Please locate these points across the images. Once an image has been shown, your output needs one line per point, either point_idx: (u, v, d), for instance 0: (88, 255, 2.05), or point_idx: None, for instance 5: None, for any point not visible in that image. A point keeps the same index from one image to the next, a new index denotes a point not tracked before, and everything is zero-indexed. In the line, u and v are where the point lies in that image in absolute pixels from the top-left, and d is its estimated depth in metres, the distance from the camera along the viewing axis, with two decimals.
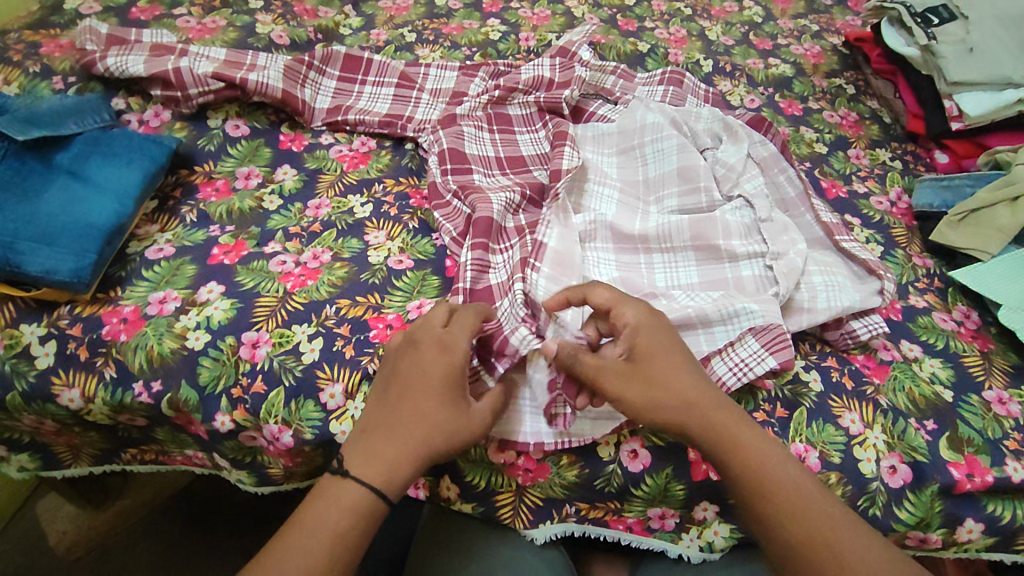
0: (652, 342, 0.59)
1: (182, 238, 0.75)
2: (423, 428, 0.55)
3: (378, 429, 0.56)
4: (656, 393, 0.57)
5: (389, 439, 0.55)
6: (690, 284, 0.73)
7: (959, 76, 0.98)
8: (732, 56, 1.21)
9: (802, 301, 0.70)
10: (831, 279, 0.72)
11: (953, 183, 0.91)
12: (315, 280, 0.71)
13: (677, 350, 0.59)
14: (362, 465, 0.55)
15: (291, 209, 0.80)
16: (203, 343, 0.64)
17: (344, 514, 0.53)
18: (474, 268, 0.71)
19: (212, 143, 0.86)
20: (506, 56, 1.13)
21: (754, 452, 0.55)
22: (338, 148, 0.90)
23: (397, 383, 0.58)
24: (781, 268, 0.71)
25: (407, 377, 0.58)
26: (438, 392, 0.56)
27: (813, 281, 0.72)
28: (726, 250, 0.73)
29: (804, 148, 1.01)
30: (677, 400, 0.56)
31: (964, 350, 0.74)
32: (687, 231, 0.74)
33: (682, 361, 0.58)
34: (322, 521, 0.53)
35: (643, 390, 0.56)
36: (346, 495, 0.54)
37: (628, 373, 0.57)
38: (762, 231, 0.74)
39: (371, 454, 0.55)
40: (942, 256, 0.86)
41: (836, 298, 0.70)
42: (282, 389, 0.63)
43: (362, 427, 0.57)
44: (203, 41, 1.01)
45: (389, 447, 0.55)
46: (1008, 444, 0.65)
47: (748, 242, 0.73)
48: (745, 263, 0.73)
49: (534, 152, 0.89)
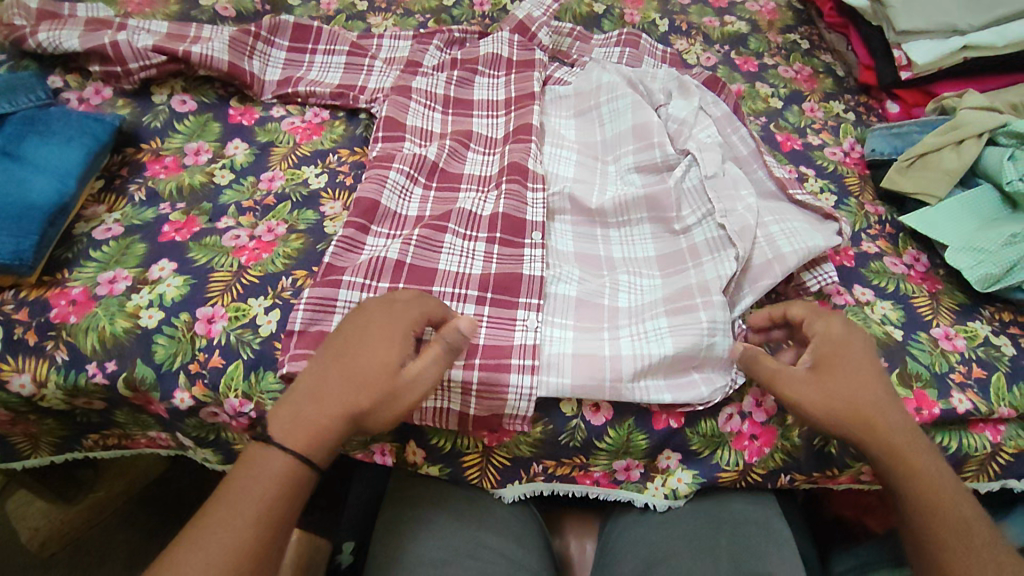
0: (831, 359, 0.59)
1: (131, 217, 0.73)
2: (350, 396, 0.54)
3: (310, 394, 0.54)
4: (832, 397, 0.58)
5: (320, 406, 0.54)
6: (646, 257, 0.73)
7: (907, 27, 0.98)
8: (688, 14, 1.21)
9: (764, 261, 0.69)
10: (786, 225, 0.71)
11: (901, 129, 0.92)
12: (270, 253, 0.70)
13: (864, 371, 0.59)
14: (290, 431, 0.53)
15: (244, 183, 0.79)
16: (157, 321, 0.63)
17: (269, 487, 0.51)
18: (342, 245, 0.69)
19: (158, 119, 0.84)
20: (460, 21, 1.12)
21: (921, 482, 0.55)
22: (290, 121, 0.88)
23: (342, 340, 0.56)
24: (730, 227, 0.70)
25: (355, 341, 0.56)
26: (383, 355, 0.55)
27: (769, 231, 0.71)
28: (677, 222, 0.74)
29: (759, 104, 1.02)
30: (849, 411, 0.57)
31: (913, 291, 0.76)
32: (643, 204, 0.75)
33: (868, 379, 0.59)
34: (248, 488, 0.51)
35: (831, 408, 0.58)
36: (268, 469, 0.52)
37: (809, 380, 0.59)
38: (706, 190, 0.73)
39: (301, 420, 0.53)
40: (893, 203, 0.88)
41: (798, 242, 0.69)
42: (241, 362, 0.62)
43: (301, 389, 0.55)
44: (143, 14, 0.97)
45: (314, 414, 0.53)
46: (954, 377, 0.67)
47: (695, 209, 0.73)
48: (698, 229, 0.73)
49: (486, 134, 0.88)
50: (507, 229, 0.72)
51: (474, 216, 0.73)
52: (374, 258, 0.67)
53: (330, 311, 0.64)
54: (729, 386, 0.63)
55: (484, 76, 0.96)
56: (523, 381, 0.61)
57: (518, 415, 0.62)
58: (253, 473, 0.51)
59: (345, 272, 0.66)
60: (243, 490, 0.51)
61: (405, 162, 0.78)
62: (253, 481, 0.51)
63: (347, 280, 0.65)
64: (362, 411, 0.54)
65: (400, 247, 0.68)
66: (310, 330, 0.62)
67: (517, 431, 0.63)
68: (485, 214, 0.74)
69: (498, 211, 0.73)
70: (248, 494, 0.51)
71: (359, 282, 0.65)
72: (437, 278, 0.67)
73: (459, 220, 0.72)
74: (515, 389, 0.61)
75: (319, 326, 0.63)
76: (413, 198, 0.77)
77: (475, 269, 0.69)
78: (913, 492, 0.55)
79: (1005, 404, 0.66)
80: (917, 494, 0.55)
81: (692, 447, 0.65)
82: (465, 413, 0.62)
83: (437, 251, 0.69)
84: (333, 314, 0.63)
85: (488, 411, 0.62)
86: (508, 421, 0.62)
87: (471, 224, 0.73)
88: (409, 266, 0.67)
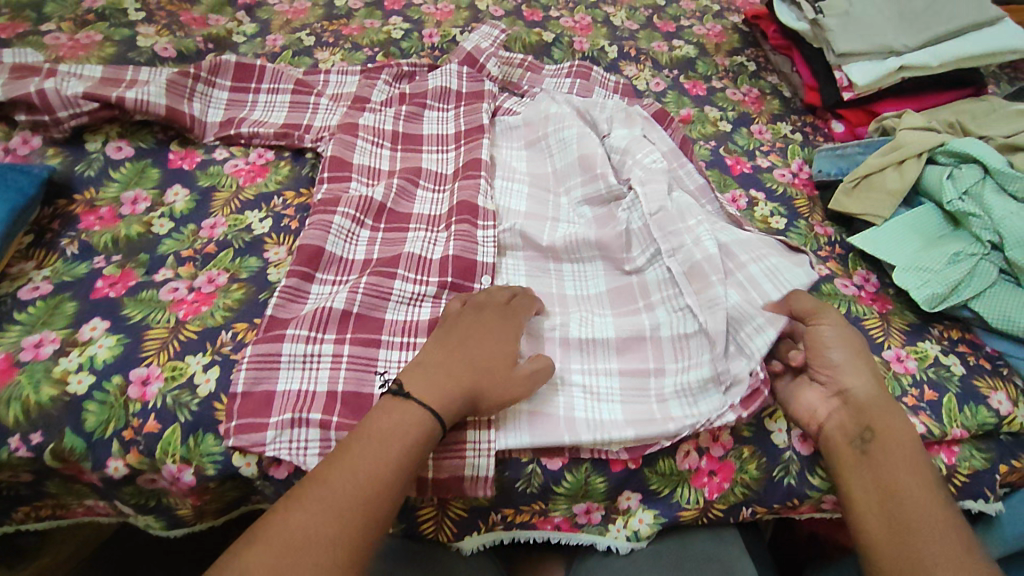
0: (861, 344, 0.64)
1: (62, 274, 0.70)
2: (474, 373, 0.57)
3: (435, 366, 0.57)
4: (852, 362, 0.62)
5: (450, 375, 0.56)
6: (598, 294, 0.73)
7: (845, 48, 1.01)
8: (636, 40, 1.22)
9: (739, 307, 0.65)
10: (765, 263, 0.69)
11: (845, 149, 0.93)
12: (210, 306, 0.68)
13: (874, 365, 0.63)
14: (423, 389, 0.55)
15: (184, 231, 0.76)
16: (87, 386, 0.60)
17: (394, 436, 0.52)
18: (285, 296, 0.67)
19: (92, 167, 0.81)
20: (409, 54, 1.11)
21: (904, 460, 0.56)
22: (234, 163, 0.86)
23: (459, 329, 0.60)
24: (679, 268, 0.69)
25: (472, 330, 0.60)
26: (500, 345, 0.60)
27: (749, 271, 0.68)
28: (627, 263, 0.74)
29: (708, 127, 1.04)
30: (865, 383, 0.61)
31: (864, 313, 0.76)
32: (593, 243, 0.74)
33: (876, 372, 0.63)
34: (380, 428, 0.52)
35: (844, 374, 0.62)
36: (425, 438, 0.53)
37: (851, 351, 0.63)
38: (652, 229, 0.72)
39: (433, 384, 0.55)
40: (841, 223, 0.89)
41: (780, 281, 0.68)
42: (178, 426, 0.59)
43: (425, 363, 0.57)
44: (76, 58, 0.94)
45: (448, 383, 0.56)
46: (907, 401, 0.67)
47: (645, 249, 0.73)
48: (650, 270, 0.72)
49: (436, 171, 0.87)
50: (457, 273, 0.70)
51: (424, 260, 0.72)
52: (319, 308, 0.65)
53: (274, 367, 0.61)
54: (704, 421, 0.62)
55: (434, 110, 0.96)
56: (480, 437, 0.60)
57: (479, 476, 0.59)
58: (390, 410, 0.54)
59: (288, 325, 0.64)
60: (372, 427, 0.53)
61: (350, 205, 0.76)
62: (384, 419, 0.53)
63: (289, 334, 0.63)
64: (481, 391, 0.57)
65: (347, 295, 0.66)
66: (256, 391, 0.60)
67: (479, 494, 0.60)
68: (435, 257, 0.72)
69: (448, 253, 0.71)
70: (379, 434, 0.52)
71: (304, 335, 0.63)
72: (385, 327, 0.66)
73: (408, 265, 0.71)
74: (472, 446, 0.59)
75: (266, 385, 0.60)
76: (359, 241, 0.75)
77: (423, 314, 0.68)
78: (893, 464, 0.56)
79: (957, 425, 0.66)
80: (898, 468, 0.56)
81: (651, 486, 0.63)
82: (425, 479, 0.59)
83: (385, 299, 0.67)
84: (279, 369, 0.61)
85: (448, 473, 0.59)
86: (470, 484, 0.60)
87: (422, 269, 0.71)
88: (356, 315, 0.65)
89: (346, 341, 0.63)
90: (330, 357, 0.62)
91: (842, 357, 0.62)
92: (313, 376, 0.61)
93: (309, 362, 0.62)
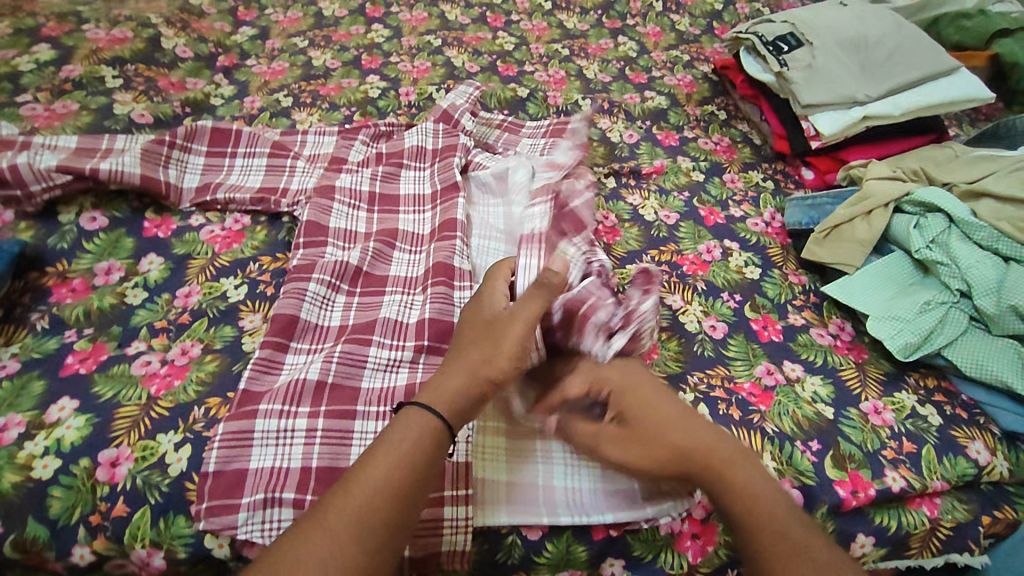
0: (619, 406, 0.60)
1: (31, 350, 0.69)
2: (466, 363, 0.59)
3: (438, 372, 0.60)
4: (625, 441, 0.59)
5: (449, 373, 0.58)
6: None
7: (811, 100, 1.04)
8: (609, 92, 1.25)
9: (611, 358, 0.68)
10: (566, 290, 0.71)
11: (815, 200, 0.95)
12: (182, 380, 0.67)
13: (659, 396, 0.60)
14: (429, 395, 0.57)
15: (158, 301, 0.76)
16: (52, 471, 0.58)
17: (416, 442, 0.53)
18: (259, 367, 0.67)
19: (65, 239, 0.80)
20: (386, 112, 1.13)
21: (744, 496, 0.53)
22: (210, 229, 0.86)
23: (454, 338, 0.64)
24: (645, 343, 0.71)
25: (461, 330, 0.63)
26: (483, 326, 0.62)
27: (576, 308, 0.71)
28: None
29: (681, 178, 1.05)
30: (665, 449, 0.57)
31: (841, 363, 0.77)
32: None
33: (665, 407, 0.59)
34: (394, 440, 0.53)
35: (638, 458, 0.58)
36: (426, 433, 0.54)
37: (624, 433, 0.59)
38: None
39: (435, 387, 0.58)
40: (814, 272, 0.90)
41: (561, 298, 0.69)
42: (148, 508, 0.58)
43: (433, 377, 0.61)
44: (52, 129, 0.95)
45: (447, 379, 0.58)
46: (886, 454, 0.67)
47: None
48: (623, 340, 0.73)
49: (413, 231, 0.87)
50: (435, 337, 0.70)
51: (400, 324, 0.72)
52: (293, 381, 0.64)
53: (246, 444, 0.60)
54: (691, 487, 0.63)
55: (410, 169, 0.97)
56: (457, 512, 0.59)
57: (455, 552, 0.59)
58: (402, 425, 0.54)
59: (262, 400, 0.63)
60: (397, 438, 0.53)
61: (325, 271, 0.76)
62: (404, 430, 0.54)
63: (262, 409, 0.62)
64: (481, 365, 0.59)
65: (321, 366, 0.66)
66: (228, 470, 0.59)
67: (455, 569, 0.59)
68: (412, 321, 0.72)
69: (424, 317, 0.71)
70: (397, 443, 0.53)
71: (278, 411, 0.62)
72: (361, 396, 0.65)
73: (384, 330, 0.71)
74: (449, 521, 0.59)
75: (238, 463, 0.59)
76: (335, 306, 0.75)
77: (400, 381, 0.67)
78: (738, 509, 0.53)
79: (937, 477, 0.66)
80: (743, 512, 0.53)
81: (634, 552, 0.62)
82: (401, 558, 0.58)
83: (361, 368, 0.67)
84: (252, 446, 0.60)
85: (425, 550, 0.58)
86: (446, 557, 0.59)
87: (398, 334, 0.71)
88: (331, 386, 0.65)
89: (320, 414, 0.63)
90: (304, 432, 0.62)
91: (620, 456, 0.59)
92: (288, 451, 0.60)
93: (282, 438, 0.61)
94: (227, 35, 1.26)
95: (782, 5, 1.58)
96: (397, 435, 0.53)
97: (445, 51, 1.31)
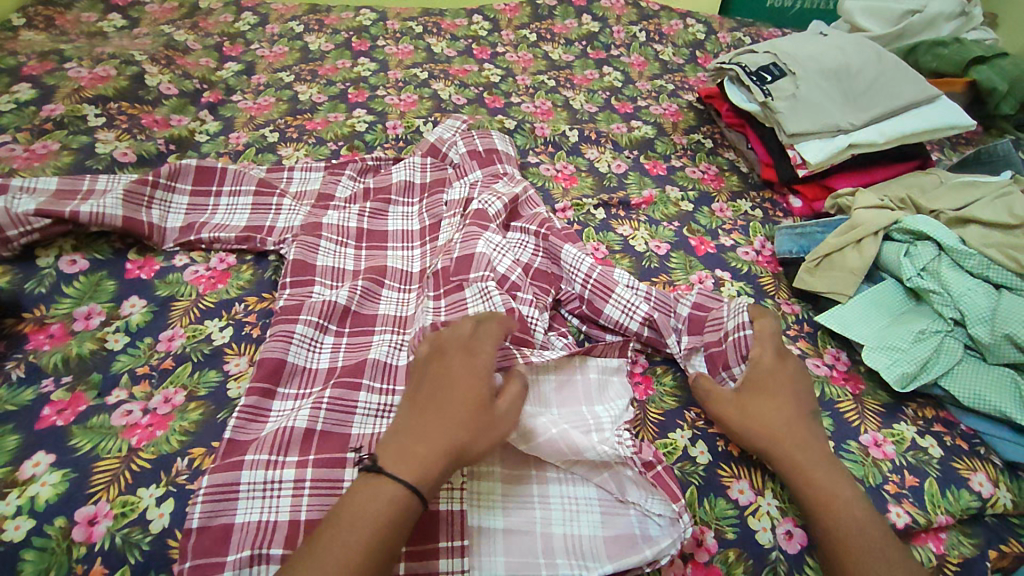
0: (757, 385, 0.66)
1: (5, 402, 0.66)
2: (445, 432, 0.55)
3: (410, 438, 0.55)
4: (745, 413, 0.64)
5: (418, 438, 0.55)
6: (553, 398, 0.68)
7: (796, 129, 1.05)
8: (596, 122, 1.26)
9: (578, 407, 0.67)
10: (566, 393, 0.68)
11: (804, 229, 0.94)
12: (165, 430, 0.65)
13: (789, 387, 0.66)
14: (400, 459, 0.53)
15: (140, 346, 0.74)
16: (25, 532, 0.55)
17: (384, 512, 0.50)
18: (245, 416, 0.64)
19: (43, 284, 0.78)
20: (374, 146, 1.13)
21: (831, 490, 0.58)
22: (194, 269, 0.84)
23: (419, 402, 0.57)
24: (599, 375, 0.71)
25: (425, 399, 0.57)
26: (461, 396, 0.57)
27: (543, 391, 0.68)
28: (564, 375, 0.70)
29: (671, 208, 1.05)
30: (769, 430, 0.63)
31: (839, 395, 0.75)
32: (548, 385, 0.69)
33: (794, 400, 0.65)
34: (366, 511, 0.50)
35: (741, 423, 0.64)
36: (390, 498, 0.51)
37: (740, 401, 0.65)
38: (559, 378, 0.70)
39: (407, 452, 0.54)
40: (808, 301, 0.89)
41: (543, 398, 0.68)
42: (128, 569, 0.55)
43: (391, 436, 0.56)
44: (31, 169, 0.93)
45: (421, 446, 0.54)
46: (888, 488, 0.66)
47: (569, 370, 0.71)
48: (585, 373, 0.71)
49: (400, 268, 0.86)
50: None
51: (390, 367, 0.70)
52: (280, 428, 0.63)
53: (232, 498, 0.58)
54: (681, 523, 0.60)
55: (399, 205, 0.96)
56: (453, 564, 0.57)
57: None
58: (367, 493, 0.51)
59: (248, 449, 0.61)
60: (367, 507, 0.50)
61: (313, 312, 0.75)
62: (375, 498, 0.51)
63: (248, 460, 0.60)
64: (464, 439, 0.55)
65: (309, 412, 0.64)
66: (213, 527, 0.56)
67: None
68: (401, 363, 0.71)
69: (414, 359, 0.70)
70: (367, 513, 0.50)
71: (265, 461, 0.60)
72: (352, 441, 0.63)
73: (374, 373, 0.69)
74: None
75: (224, 519, 0.57)
76: (323, 348, 0.73)
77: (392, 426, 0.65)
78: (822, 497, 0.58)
79: (941, 512, 0.65)
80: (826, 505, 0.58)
81: None
82: None
83: (351, 413, 0.65)
84: (237, 499, 0.58)
85: None
86: None
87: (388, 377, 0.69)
88: (319, 433, 0.63)
89: (308, 464, 0.60)
90: (292, 483, 0.59)
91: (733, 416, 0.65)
92: (275, 503, 0.58)
93: (269, 490, 0.59)
94: (212, 71, 1.26)
95: (762, 33, 1.61)
96: (367, 505, 0.51)
97: (433, 84, 1.31)
